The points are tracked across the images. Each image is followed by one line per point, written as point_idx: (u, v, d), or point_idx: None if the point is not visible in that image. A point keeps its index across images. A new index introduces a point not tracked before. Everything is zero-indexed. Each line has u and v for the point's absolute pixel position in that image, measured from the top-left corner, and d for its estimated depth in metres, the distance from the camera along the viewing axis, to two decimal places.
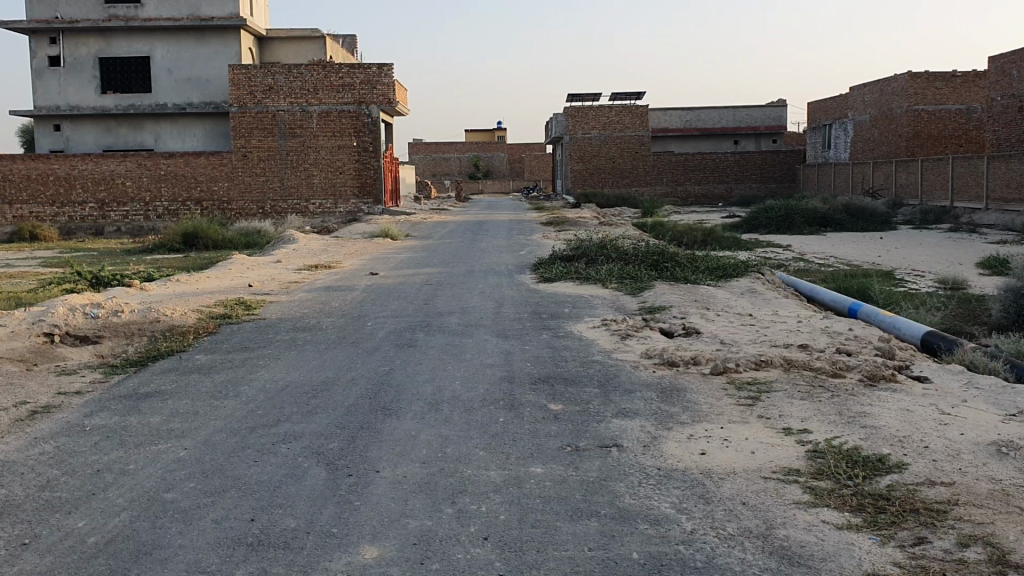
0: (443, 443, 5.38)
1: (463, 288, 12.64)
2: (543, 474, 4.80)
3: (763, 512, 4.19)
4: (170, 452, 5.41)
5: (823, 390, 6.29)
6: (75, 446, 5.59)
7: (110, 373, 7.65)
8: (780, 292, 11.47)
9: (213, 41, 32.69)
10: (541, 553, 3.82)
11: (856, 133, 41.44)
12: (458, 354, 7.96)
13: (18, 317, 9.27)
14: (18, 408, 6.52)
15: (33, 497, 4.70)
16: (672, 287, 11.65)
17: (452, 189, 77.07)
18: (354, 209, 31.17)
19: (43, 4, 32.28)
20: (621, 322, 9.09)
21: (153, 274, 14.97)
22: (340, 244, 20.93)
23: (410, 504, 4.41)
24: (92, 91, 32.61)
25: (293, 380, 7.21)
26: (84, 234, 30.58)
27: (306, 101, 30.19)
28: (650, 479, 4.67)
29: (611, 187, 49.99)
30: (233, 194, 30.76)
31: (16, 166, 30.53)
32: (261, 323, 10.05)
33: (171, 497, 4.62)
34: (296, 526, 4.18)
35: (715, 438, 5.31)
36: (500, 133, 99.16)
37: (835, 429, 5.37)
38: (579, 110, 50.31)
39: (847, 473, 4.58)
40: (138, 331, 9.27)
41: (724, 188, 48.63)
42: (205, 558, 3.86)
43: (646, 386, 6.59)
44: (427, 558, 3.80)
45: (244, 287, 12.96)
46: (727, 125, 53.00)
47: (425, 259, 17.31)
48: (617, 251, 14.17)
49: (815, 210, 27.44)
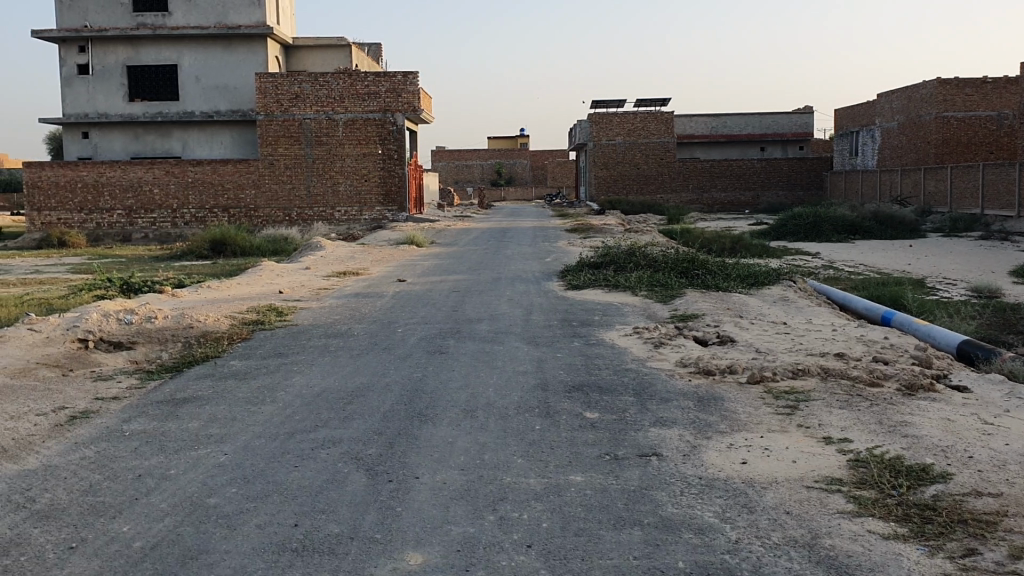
0: (481, 451, 5.39)
1: (493, 295, 12.60)
2: (583, 483, 4.80)
3: (808, 521, 4.17)
4: (211, 457, 5.47)
5: (862, 399, 6.26)
6: (116, 451, 5.65)
7: (146, 378, 7.74)
8: (812, 301, 11.39)
9: (240, 48, 32.88)
10: (585, 561, 3.82)
11: (883, 140, 41.18)
12: (489, 362, 7.94)
13: (53, 321, 9.42)
14: (58, 412, 6.61)
15: (78, 501, 4.76)
16: (702, 295, 11.62)
17: (476, 196, 77.35)
18: (378, 217, 31.23)
19: (72, 11, 32.58)
20: (653, 330, 9.09)
21: (183, 280, 15.04)
22: (366, 251, 21.12)
23: (453, 511, 4.42)
24: (120, 100, 32.96)
25: (328, 385, 7.26)
26: (111, 240, 31.01)
27: (333, 110, 30.35)
28: (691, 488, 4.66)
29: (636, 194, 49.67)
30: (260, 202, 31.00)
31: (46, 173, 31.08)
32: (295, 330, 10.07)
33: (215, 502, 4.66)
34: (340, 531, 4.21)
35: (755, 447, 5.29)
36: (523, 138, 98.49)
37: (875, 438, 5.34)
38: (603, 117, 49.72)
39: (891, 483, 4.55)
40: (172, 336, 9.38)
41: (750, 195, 48.89)
42: (252, 563, 3.89)
43: (683, 395, 6.56)
44: (473, 565, 3.81)
45: (274, 294, 13.00)
46: (753, 131, 52.67)
47: (450, 266, 17.29)
48: (646, 258, 14.13)
49: (844, 217, 27.21)
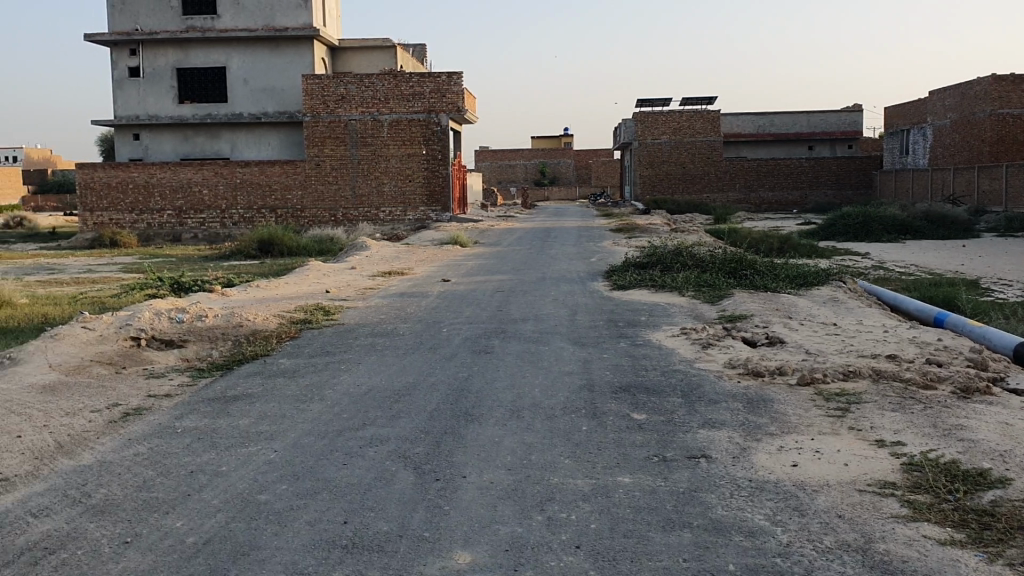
0: (528, 450, 5.39)
1: (538, 295, 12.58)
2: (631, 484, 4.77)
3: (861, 525, 4.11)
4: (262, 454, 5.53)
5: (915, 401, 6.15)
6: (168, 448, 5.74)
7: (197, 376, 7.86)
8: (863, 302, 11.22)
9: (287, 50, 33.25)
10: (634, 562, 3.81)
11: (935, 139, 40.43)
12: (535, 362, 7.94)
13: (106, 319, 9.61)
14: (112, 409, 6.74)
15: (132, 497, 4.85)
16: (751, 295, 11.50)
17: (520, 196, 77.41)
18: (422, 217, 31.37)
19: (123, 14, 33.20)
20: (701, 330, 9.03)
21: (232, 279, 15.24)
22: (410, 250, 21.23)
23: (500, 511, 4.43)
24: (170, 102, 33.51)
25: (375, 384, 7.31)
26: (161, 240, 31.55)
27: (378, 111, 30.57)
28: (741, 490, 4.61)
29: (682, 193, 49.32)
30: (306, 202, 31.32)
31: (98, 174, 31.72)
32: (342, 329, 10.14)
33: (266, 499, 4.71)
34: (389, 529, 4.24)
35: (806, 450, 5.22)
36: (567, 138, 98.31)
37: (930, 441, 5.24)
38: (649, 116, 49.45)
39: (947, 487, 4.47)
40: (221, 335, 9.51)
41: (798, 194, 48.33)
42: (303, 560, 3.93)
43: (732, 397, 6.50)
44: (522, 565, 3.81)
45: (321, 293, 13.11)
46: (801, 130, 52.03)
47: (495, 266, 17.32)
48: (693, 258, 14.03)
49: (895, 217, 26.77)
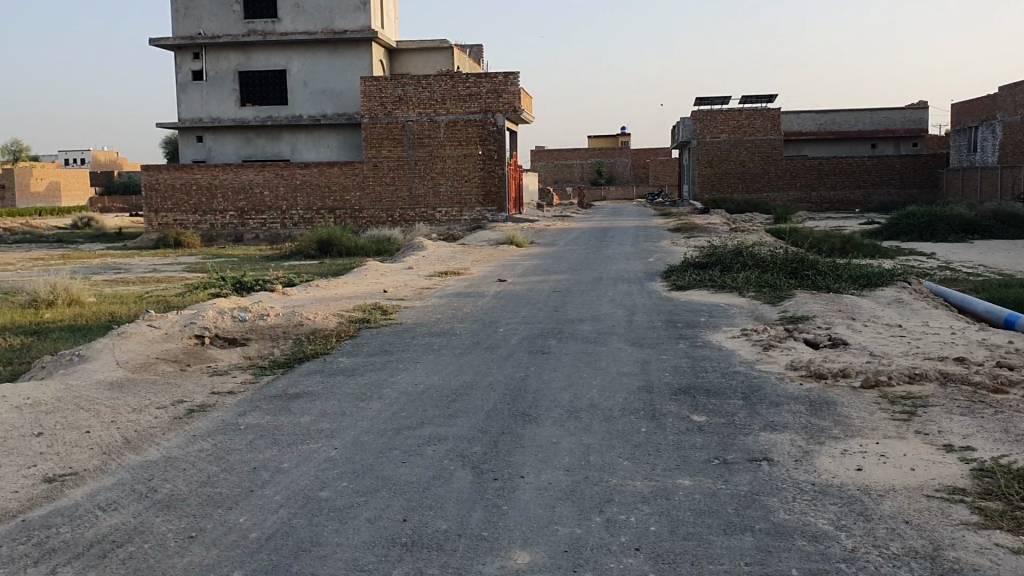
0: (586, 451, 5.37)
1: (596, 295, 12.52)
2: (691, 486, 4.73)
3: (929, 532, 4.01)
4: (322, 451, 5.60)
5: (984, 405, 5.99)
6: (232, 444, 5.85)
7: (259, 374, 7.99)
8: (929, 303, 10.96)
9: (346, 52, 33.62)
10: (695, 565, 3.77)
11: (1005, 135, 39.35)
12: (592, 363, 7.91)
13: (172, 318, 9.81)
14: (177, 406, 6.88)
15: (196, 491, 4.94)
16: (813, 296, 11.31)
17: (575, 196, 77.23)
18: (478, 217, 31.47)
19: (187, 19, 33.89)
20: (761, 331, 8.92)
21: (293, 279, 15.46)
22: (467, 250, 21.30)
23: (559, 512, 4.42)
24: (232, 104, 34.12)
25: (433, 383, 7.35)
26: (223, 240, 32.14)
27: (435, 111, 30.76)
28: (804, 494, 4.53)
29: (741, 192, 48.73)
30: (364, 203, 31.64)
31: (163, 176, 32.43)
32: (399, 328, 10.20)
33: (327, 496, 4.77)
34: (448, 527, 4.25)
35: (871, 454, 5.12)
36: (624, 138, 97.80)
37: (1000, 447, 5.09)
38: (707, 114, 48.98)
39: (1019, 495, 4.34)
40: (283, 333, 9.65)
41: (860, 193, 47.42)
42: (363, 557, 3.96)
43: (794, 399, 6.40)
44: (581, 566, 3.79)
45: (380, 293, 13.22)
46: (864, 128, 51.04)
47: (551, 266, 17.29)
48: (754, 258, 13.85)
49: (962, 216, 26.11)
